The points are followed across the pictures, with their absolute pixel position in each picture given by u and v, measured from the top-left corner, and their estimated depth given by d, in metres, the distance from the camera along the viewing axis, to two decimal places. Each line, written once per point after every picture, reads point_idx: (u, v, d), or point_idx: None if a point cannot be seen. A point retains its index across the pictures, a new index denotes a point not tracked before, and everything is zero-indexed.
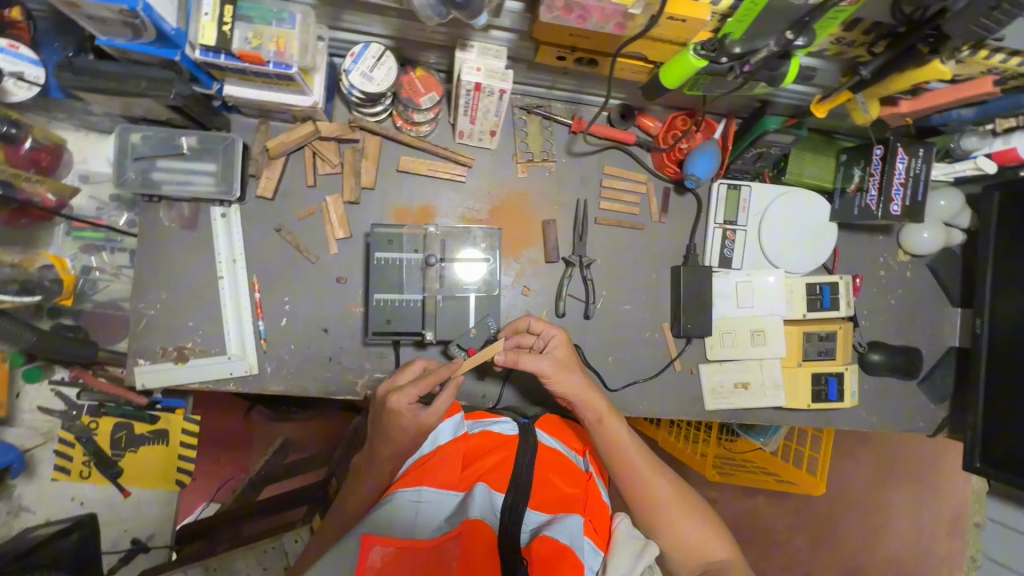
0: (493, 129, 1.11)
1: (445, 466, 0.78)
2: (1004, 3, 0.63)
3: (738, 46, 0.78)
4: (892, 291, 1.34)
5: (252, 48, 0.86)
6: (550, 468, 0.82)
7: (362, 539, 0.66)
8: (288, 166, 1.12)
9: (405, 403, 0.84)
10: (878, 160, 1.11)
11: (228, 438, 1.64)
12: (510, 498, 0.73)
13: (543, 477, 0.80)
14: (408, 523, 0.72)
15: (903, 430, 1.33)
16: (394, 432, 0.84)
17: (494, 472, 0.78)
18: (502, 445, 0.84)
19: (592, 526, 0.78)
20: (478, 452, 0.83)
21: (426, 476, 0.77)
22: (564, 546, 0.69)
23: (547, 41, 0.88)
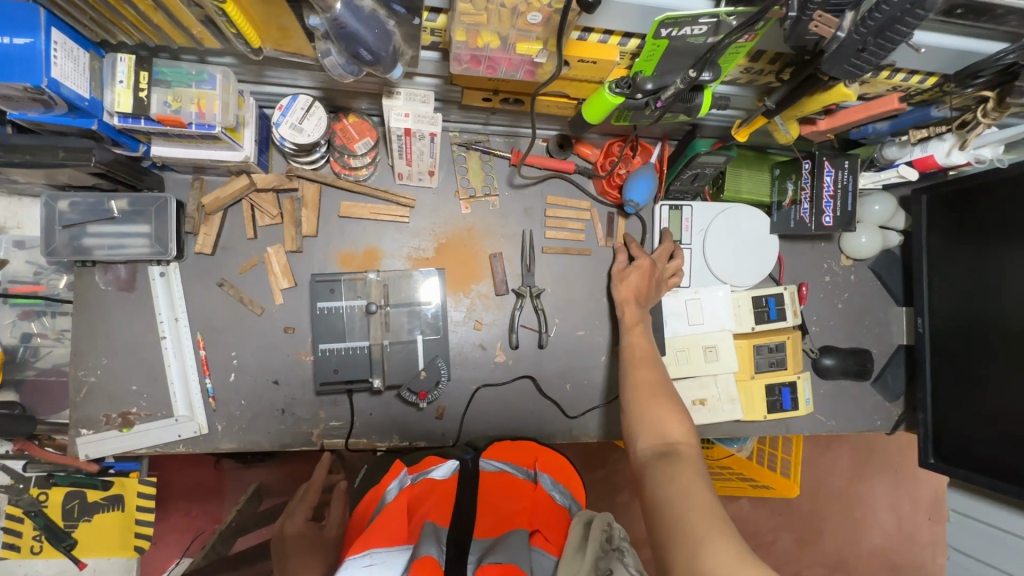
0: (431, 169, 1.11)
1: (391, 517, 0.74)
2: (870, 45, 0.65)
3: (650, 82, 0.80)
4: (838, 295, 1.37)
5: (173, 112, 0.86)
6: (490, 498, 0.83)
7: None
8: (226, 220, 1.11)
9: (300, 522, 0.91)
10: (807, 173, 1.14)
11: (199, 489, 1.61)
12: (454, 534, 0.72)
13: (486, 511, 0.80)
14: None
15: (862, 431, 1.36)
16: (307, 545, 0.86)
17: (436, 511, 0.78)
18: (437, 488, 0.83)
19: (544, 535, 0.76)
20: (419, 500, 0.82)
21: (372, 535, 0.71)
22: (507, 563, 0.65)
23: (469, 86, 0.89)
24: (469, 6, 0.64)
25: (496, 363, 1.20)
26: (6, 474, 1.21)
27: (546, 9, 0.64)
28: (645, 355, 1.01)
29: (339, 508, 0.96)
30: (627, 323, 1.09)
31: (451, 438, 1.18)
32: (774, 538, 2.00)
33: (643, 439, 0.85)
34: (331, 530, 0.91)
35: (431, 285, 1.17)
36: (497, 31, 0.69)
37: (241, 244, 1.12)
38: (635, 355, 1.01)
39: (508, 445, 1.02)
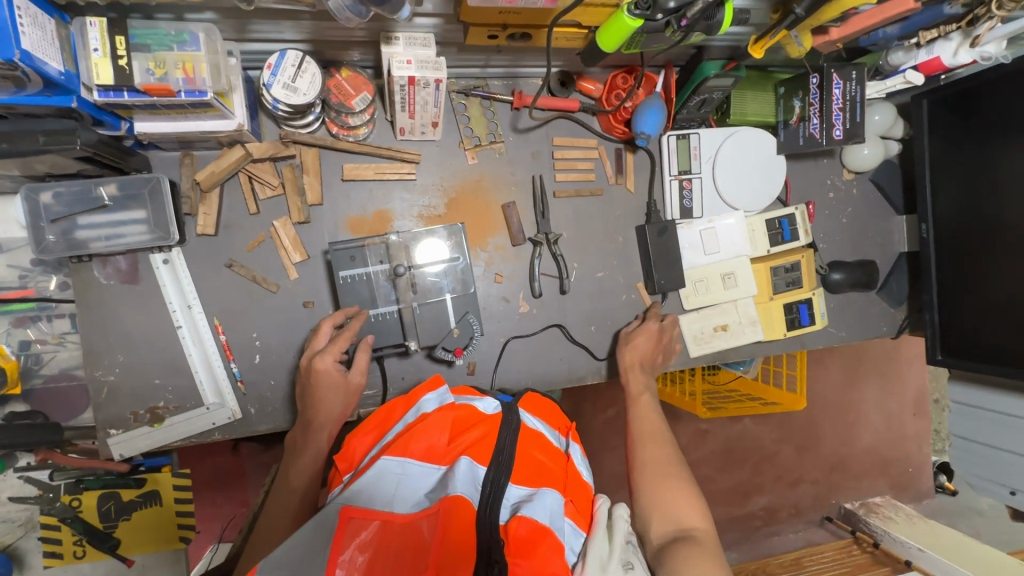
0: (435, 120, 1.06)
1: (433, 433, 0.79)
2: None
3: (672, 2, 0.75)
4: (843, 210, 1.39)
5: (158, 80, 0.79)
6: (533, 443, 0.83)
7: (343, 510, 0.67)
8: (224, 197, 1.05)
9: (330, 363, 0.93)
10: (815, 89, 1.13)
11: (223, 475, 1.58)
12: (492, 473, 0.75)
13: (526, 454, 0.81)
14: (386, 494, 0.72)
15: (870, 338, 1.42)
16: (330, 396, 0.93)
17: (479, 443, 0.79)
18: (486, 419, 0.84)
19: (575, 507, 0.79)
20: (465, 424, 0.83)
21: (413, 442, 0.78)
22: (544, 526, 0.69)
23: (477, 22, 0.84)
24: None
25: (520, 314, 1.20)
26: (33, 485, 1.18)
27: None
28: (654, 429, 1.00)
29: (364, 362, 0.97)
30: (632, 393, 1.09)
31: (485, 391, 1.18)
32: (778, 449, 2.11)
33: (653, 525, 0.85)
34: (355, 377, 0.96)
35: (430, 245, 1.06)
36: None
37: (245, 222, 1.06)
38: (642, 431, 1.00)
39: (538, 398, 0.99)
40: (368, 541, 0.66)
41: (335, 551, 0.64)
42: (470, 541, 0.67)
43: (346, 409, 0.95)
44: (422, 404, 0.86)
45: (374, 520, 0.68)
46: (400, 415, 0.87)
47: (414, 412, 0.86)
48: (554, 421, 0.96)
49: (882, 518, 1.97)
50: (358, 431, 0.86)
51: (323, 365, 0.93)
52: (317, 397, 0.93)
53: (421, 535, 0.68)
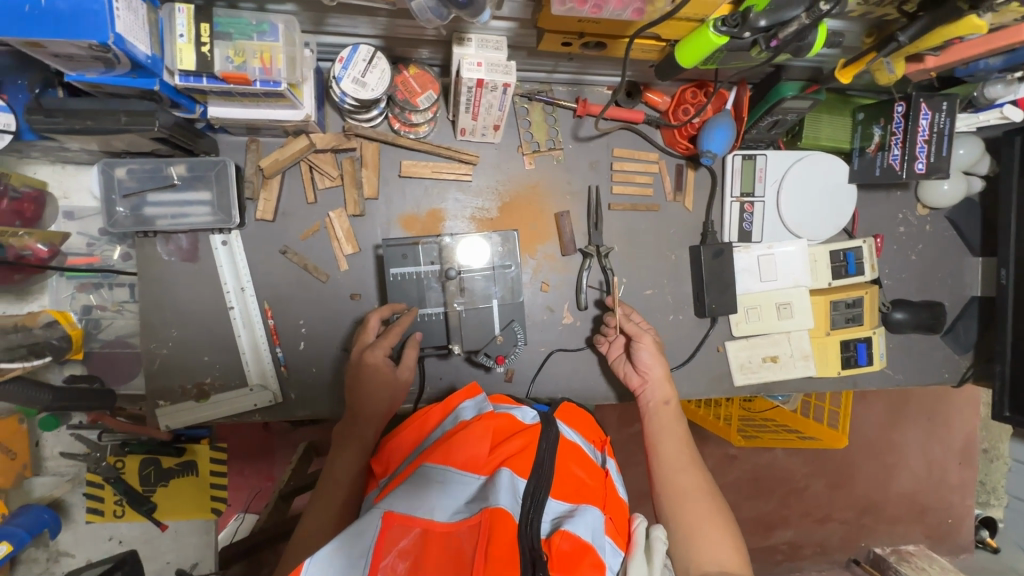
0: (497, 123, 1.05)
1: (476, 440, 0.78)
2: None
3: (764, 19, 0.72)
4: (912, 247, 1.31)
5: (236, 68, 0.80)
6: (571, 458, 0.82)
7: (385, 516, 0.67)
8: (285, 184, 1.06)
9: (381, 358, 0.94)
10: (900, 117, 1.06)
11: (250, 448, 1.55)
12: (533, 486, 0.73)
13: (564, 468, 0.79)
14: (430, 500, 0.70)
15: (928, 384, 1.34)
16: (380, 391, 0.93)
17: (519, 454, 0.77)
18: (526, 429, 0.82)
19: (614, 525, 0.77)
20: (506, 433, 0.83)
21: (455, 448, 0.77)
22: (587, 542, 0.67)
23: (553, 29, 0.82)
24: None
25: (564, 325, 1.18)
26: (81, 443, 1.23)
27: None
28: (692, 454, 0.95)
29: (412, 360, 0.97)
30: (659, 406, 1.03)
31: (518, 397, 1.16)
32: (809, 484, 2.02)
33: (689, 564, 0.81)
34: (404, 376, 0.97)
35: (470, 245, 1.00)
36: None
37: (302, 210, 1.07)
38: (679, 457, 0.94)
39: (575, 409, 0.99)
40: (408, 549, 0.65)
41: (377, 557, 0.63)
42: (514, 553, 0.64)
43: (392, 407, 0.95)
44: (459, 411, 0.86)
45: (416, 526, 0.67)
46: (435, 421, 0.87)
47: (453, 419, 0.85)
48: (590, 434, 0.94)
49: (914, 567, 1.87)
50: (395, 435, 0.86)
51: (373, 356, 0.93)
52: (366, 390, 0.92)
53: (462, 544, 0.66)
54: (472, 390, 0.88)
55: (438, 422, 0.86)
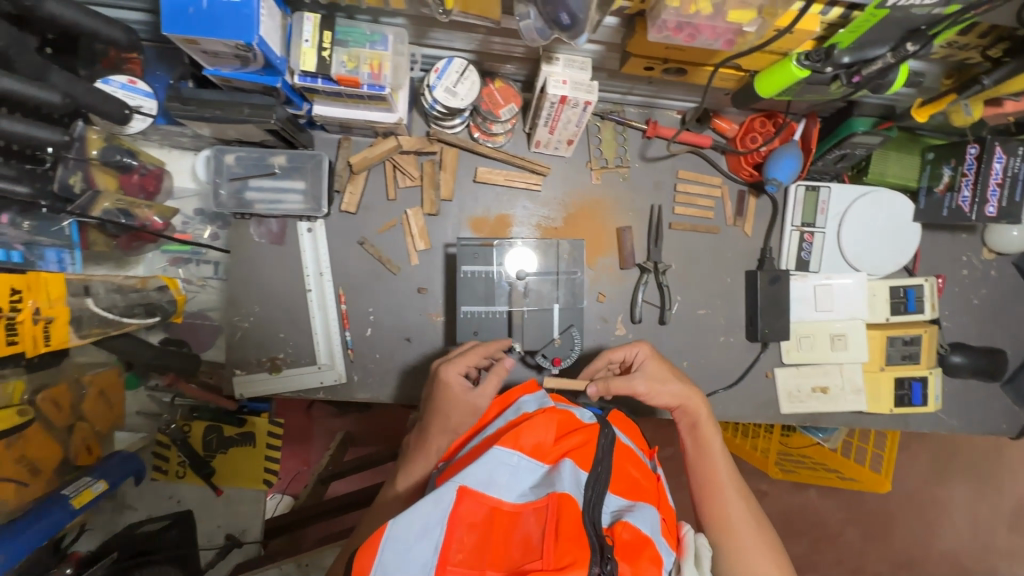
0: (571, 138, 1.11)
1: (542, 430, 0.81)
2: None
3: (847, 57, 0.76)
4: (975, 290, 1.30)
5: (349, 72, 0.88)
6: (627, 459, 0.85)
7: (458, 488, 0.70)
8: (369, 180, 1.15)
9: (454, 376, 0.91)
10: (971, 159, 1.07)
11: (294, 430, 1.66)
12: (594, 478, 0.76)
13: (621, 468, 0.83)
14: (500, 481, 0.73)
15: (984, 433, 1.30)
16: (453, 410, 0.89)
17: (580, 449, 0.81)
18: (586, 426, 0.85)
19: (668, 527, 0.79)
20: (568, 428, 0.86)
21: (523, 435, 0.79)
22: (647, 534, 0.70)
23: (640, 55, 0.87)
24: None
25: (616, 336, 1.21)
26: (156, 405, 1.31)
27: None
28: (735, 481, 0.92)
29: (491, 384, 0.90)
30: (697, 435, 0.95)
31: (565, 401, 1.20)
32: (844, 530, 1.95)
33: None
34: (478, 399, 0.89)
35: (522, 253, 1.06)
36: None
37: (382, 205, 1.15)
38: (718, 485, 0.91)
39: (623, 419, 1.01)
40: (477, 523, 0.69)
41: (452, 527, 0.68)
42: (582, 534, 0.66)
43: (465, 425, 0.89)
44: (521, 403, 0.87)
45: (485, 505, 0.71)
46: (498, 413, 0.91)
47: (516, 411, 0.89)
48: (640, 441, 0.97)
49: None
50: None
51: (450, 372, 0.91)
52: (442, 408, 0.89)
53: (529, 524, 0.69)
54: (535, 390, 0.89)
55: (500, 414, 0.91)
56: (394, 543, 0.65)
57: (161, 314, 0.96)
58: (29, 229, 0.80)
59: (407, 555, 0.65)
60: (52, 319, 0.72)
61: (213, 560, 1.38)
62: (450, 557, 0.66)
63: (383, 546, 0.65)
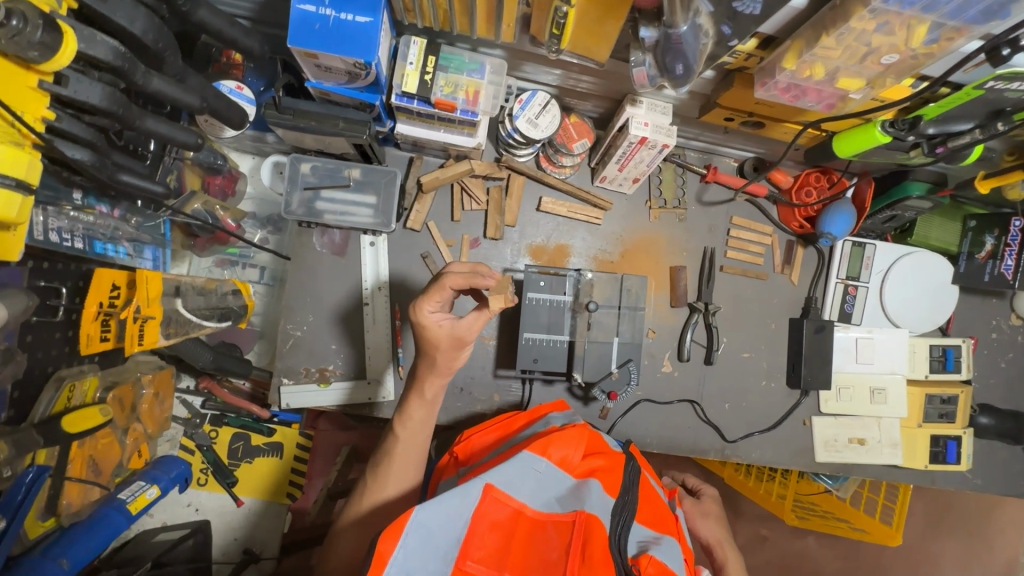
0: (637, 177, 1.14)
1: (570, 441, 0.84)
2: None
3: (932, 128, 0.81)
4: (1003, 353, 1.34)
5: (446, 96, 0.90)
6: (649, 493, 0.85)
7: (485, 486, 0.71)
8: (435, 200, 1.16)
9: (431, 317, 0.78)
10: (1016, 231, 1.13)
11: None
12: (620, 503, 0.76)
13: (645, 505, 0.82)
14: (526, 487, 0.75)
15: (1006, 495, 1.33)
16: (423, 414, 0.85)
17: (606, 472, 0.82)
18: (610, 452, 0.87)
19: (690, 564, 0.79)
20: (595, 449, 0.88)
21: (551, 443, 0.82)
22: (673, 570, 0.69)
23: (728, 106, 0.90)
24: (832, 41, 0.63)
25: (662, 372, 1.23)
26: (186, 408, 1.30)
27: (908, 53, 0.64)
28: None
29: (478, 324, 0.78)
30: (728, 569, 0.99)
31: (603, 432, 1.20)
32: None
33: None
34: (429, 384, 0.84)
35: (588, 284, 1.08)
36: (835, 65, 0.69)
37: (445, 225, 1.17)
38: None
39: None
40: (501, 523, 0.70)
41: (476, 522, 0.69)
42: (608, 560, 0.66)
43: (454, 363, 0.82)
44: (549, 418, 0.95)
45: (509, 506, 0.72)
46: (523, 424, 0.96)
47: (542, 423, 0.94)
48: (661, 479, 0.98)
49: None
50: (480, 429, 0.93)
51: (455, 284, 0.76)
52: (427, 353, 0.81)
53: (551, 534, 0.70)
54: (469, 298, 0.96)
55: (525, 425, 0.94)
56: (418, 528, 0.65)
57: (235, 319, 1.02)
58: (135, 225, 0.89)
59: (429, 540, 0.65)
60: (150, 318, 0.80)
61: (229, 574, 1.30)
62: (470, 552, 0.66)
63: (408, 530, 0.64)
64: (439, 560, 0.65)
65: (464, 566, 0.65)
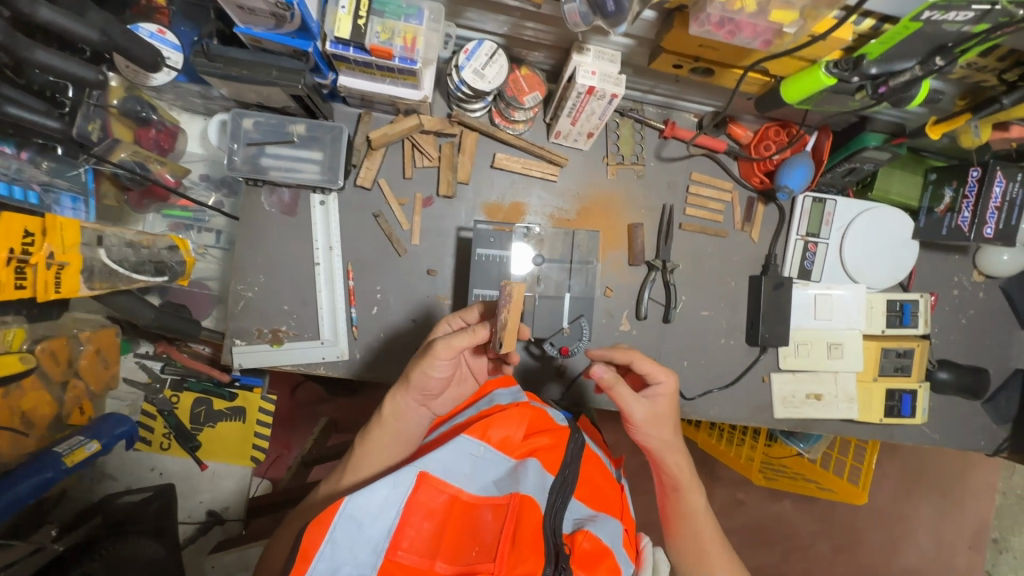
0: (591, 131, 1.12)
1: (513, 421, 0.82)
2: None
3: (875, 67, 0.79)
4: (963, 310, 1.34)
5: (382, 43, 0.87)
6: (592, 466, 0.86)
7: (419, 475, 0.70)
8: (386, 157, 1.14)
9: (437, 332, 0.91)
10: (974, 181, 1.11)
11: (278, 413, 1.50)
12: (558, 484, 0.77)
13: (588, 478, 0.84)
14: (463, 473, 0.74)
15: (964, 449, 1.34)
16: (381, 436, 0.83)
17: (548, 451, 0.81)
18: (555, 428, 0.86)
19: (627, 537, 0.82)
20: (539, 424, 0.86)
21: (493, 425, 0.80)
22: (607, 547, 0.73)
23: (673, 50, 0.88)
24: None
25: (620, 331, 1.22)
26: (145, 372, 1.30)
27: None
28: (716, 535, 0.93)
29: (454, 346, 0.79)
30: (672, 485, 0.94)
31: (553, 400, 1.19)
32: (814, 543, 1.87)
33: None
34: (394, 403, 0.83)
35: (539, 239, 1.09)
36: None
37: (398, 183, 1.15)
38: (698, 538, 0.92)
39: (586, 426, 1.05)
40: (436, 511, 0.71)
41: (410, 513, 0.68)
42: (538, 540, 0.69)
43: (422, 382, 0.81)
44: (494, 395, 0.92)
45: (444, 494, 0.71)
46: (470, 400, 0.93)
47: (487, 400, 0.92)
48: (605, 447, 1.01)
49: None
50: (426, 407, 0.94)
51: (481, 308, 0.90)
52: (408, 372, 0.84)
53: (484, 521, 0.71)
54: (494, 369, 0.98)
55: (468, 404, 0.93)
56: (348, 521, 0.64)
57: (171, 274, 1.07)
58: (47, 170, 0.90)
59: (360, 533, 0.65)
60: (64, 265, 0.83)
61: (193, 535, 1.32)
62: (402, 542, 0.67)
63: (335, 525, 0.63)
64: (370, 550, 0.65)
65: (395, 556, 0.66)
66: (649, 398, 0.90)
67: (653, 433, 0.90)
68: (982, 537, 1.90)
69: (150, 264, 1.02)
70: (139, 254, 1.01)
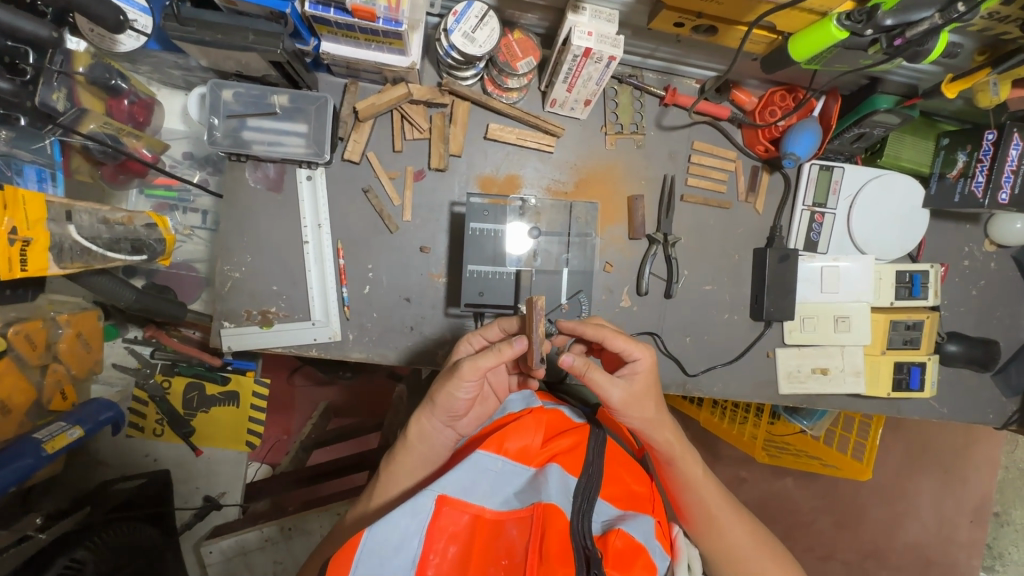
0: (588, 98, 1.07)
1: (529, 429, 0.80)
2: None
3: (890, 18, 0.73)
4: (974, 281, 1.30)
5: (365, 3, 0.82)
6: (619, 465, 0.83)
7: (436, 499, 0.67)
8: (375, 129, 1.09)
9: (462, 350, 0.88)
10: (988, 145, 1.06)
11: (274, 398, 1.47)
12: (583, 484, 0.73)
13: (614, 473, 0.80)
14: (483, 488, 0.71)
15: (971, 423, 1.32)
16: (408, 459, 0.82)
17: (569, 453, 0.78)
18: (573, 429, 0.84)
19: (661, 530, 0.79)
20: (557, 428, 0.84)
21: (510, 438, 0.78)
22: (639, 543, 0.68)
23: (674, 7, 0.83)
24: None
25: (621, 308, 1.19)
26: (134, 357, 1.27)
27: None
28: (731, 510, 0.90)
29: (483, 365, 0.77)
30: (672, 459, 0.88)
31: (556, 383, 1.16)
32: (816, 519, 1.86)
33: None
34: (420, 424, 0.82)
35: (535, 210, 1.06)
36: None
37: (387, 156, 1.10)
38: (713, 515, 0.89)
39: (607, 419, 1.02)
40: (459, 534, 0.67)
41: (434, 539, 0.65)
42: (567, 550, 0.64)
43: (448, 404, 0.80)
44: (509, 404, 0.91)
45: (466, 514, 0.68)
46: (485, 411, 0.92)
47: (501, 411, 0.90)
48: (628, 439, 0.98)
49: None
50: None
51: (507, 326, 0.86)
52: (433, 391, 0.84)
53: (511, 534, 0.67)
54: (521, 387, 0.93)
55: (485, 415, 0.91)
56: (369, 557, 0.62)
57: (150, 253, 1.04)
58: (6, 140, 0.86)
59: (381, 567, 0.62)
60: (27, 241, 0.79)
61: (191, 520, 1.31)
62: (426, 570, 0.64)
63: (357, 563, 0.61)
64: None
65: None
66: (623, 376, 0.86)
67: (637, 407, 0.85)
68: (985, 512, 1.88)
69: (127, 241, 0.98)
70: (115, 231, 0.97)
